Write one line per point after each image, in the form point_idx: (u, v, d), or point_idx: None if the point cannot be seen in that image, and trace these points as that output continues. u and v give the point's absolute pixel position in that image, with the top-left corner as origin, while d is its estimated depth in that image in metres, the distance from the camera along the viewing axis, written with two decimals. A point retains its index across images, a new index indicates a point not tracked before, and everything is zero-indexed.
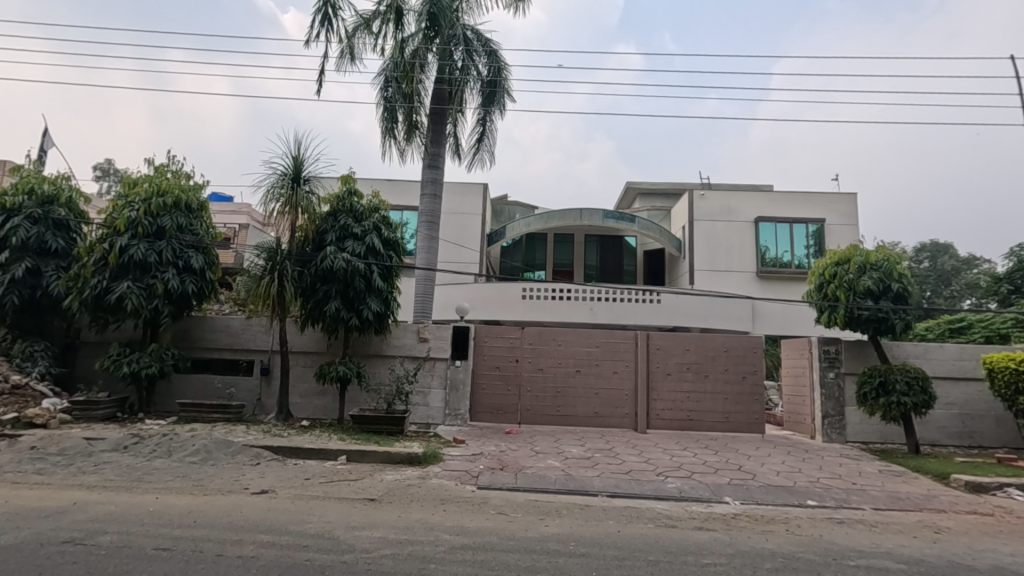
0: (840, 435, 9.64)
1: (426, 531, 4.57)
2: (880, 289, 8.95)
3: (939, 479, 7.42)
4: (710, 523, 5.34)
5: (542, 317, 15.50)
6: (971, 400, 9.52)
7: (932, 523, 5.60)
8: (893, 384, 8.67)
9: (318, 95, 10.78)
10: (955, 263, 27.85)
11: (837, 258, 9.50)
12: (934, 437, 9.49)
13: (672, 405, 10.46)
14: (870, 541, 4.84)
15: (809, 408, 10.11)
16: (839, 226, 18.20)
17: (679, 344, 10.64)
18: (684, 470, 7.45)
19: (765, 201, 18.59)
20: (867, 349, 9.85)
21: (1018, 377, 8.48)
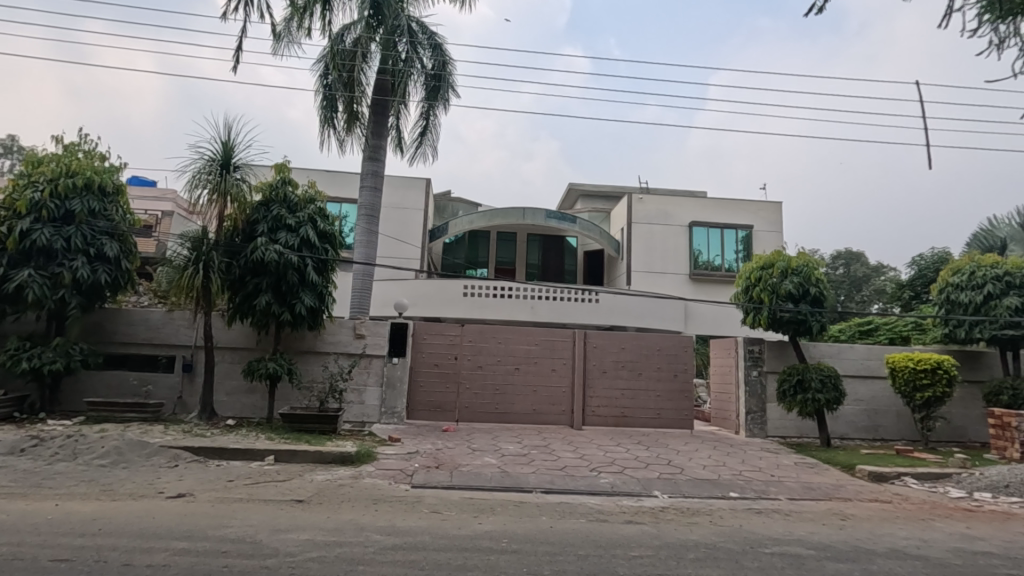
0: (761, 430, 10.22)
1: (356, 532, 4.45)
2: (799, 293, 9.54)
3: (846, 470, 8.00)
4: (640, 517, 5.51)
5: (482, 315, 15.49)
6: (876, 396, 10.34)
7: (839, 511, 6.03)
8: (809, 382, 9.26)
9: (235, 72, 7.33)
10: (866, 271, 30.12)
11: (762, 262, 10.05)
12: (844, 431, 10.24)
13: (607, 402, 10.72)
14: (784, 530, 5.15)
15: (734, 405, 10.65)
16: (766, 233, 19.24)
17: (615, 342, 10.91)
18: (616, 466, 7.66)
19: (699, 206, 19.40)
20: (786, 349, 10.47)
21: (916, 376, 9.29)
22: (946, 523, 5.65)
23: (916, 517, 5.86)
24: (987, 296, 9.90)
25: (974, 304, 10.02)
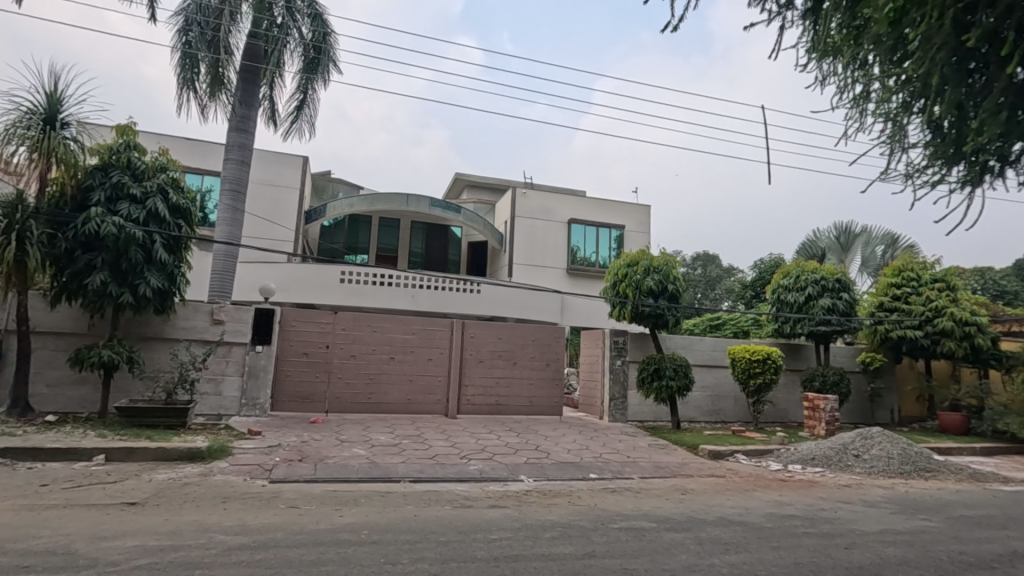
0: (622, 415, 11.03)
1: (198, 534, 4.09)
2: (659, 289, 10.43)
3: (690, 449, 8.92)
4: (504, 501, 5.69)
5: (360, 303, 14.97)
6: (719, 383, 11.62)
7: (681, 486, 6.71)
8: (664, 371, 10.15)
9: None
10: (719, 272, 33.67)
11: (628, 260, 10.80)
12: (691, 414, 11.39)
13: (482, 390, 10.91)
14: (632, 506, 5.62)
15: (600, 392, 11.38)
16: (636, 233, 20.72)
17: (492, 332, 11.10)
18: (486, 452, 7.83)
19: (578, 205, 20.34)
20: (646, 340, 11.39)
21: (751, 365, 10.59)
22: (764, 492, 6.52)
23: (742, 488, 6.70)
24: (807, 297, 11.56)
25: (798, 303, 11.65)
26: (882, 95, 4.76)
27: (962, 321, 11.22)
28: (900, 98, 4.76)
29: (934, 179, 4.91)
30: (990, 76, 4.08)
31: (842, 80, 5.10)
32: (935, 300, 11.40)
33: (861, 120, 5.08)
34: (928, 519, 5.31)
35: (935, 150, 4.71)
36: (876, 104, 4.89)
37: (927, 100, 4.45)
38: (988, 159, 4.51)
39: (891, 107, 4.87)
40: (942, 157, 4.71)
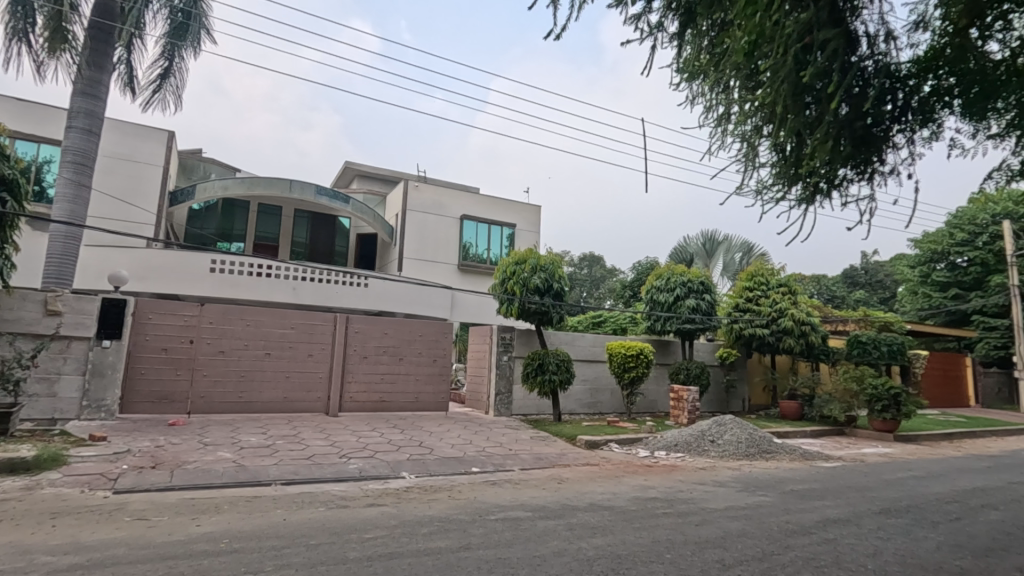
0: (507, 409, 11.30)
1: (16, 557, 3.55)
2: (544, 287, 10.81)
3: (569, 440, 9.36)
4: (382, 499, 5.57)
5: (233, 295, 13.84)
6: (598, 377, 12.30)
7: (558, 476, 7.02)
8: (547, 366, 10.54)
9: None
10: (603, 272, 35.64)
11: (517, 258, 11.06)
12: (572, 407, 11.95)
13: (366, 387, 10.58)
14: (510, 497, 5.78)
15: (486, 387, 11.55)
16: (526, 232, 21.27)
17: (378, 328, 10.80)
18: (367, 450, 7.62)
19: (471, 201, 20.40)
20: (532, 336, 11.74)
21: (626, 360, 11.34)
22: (632, 478, 7.03)
23: (613, 475, 7.17)
24: (676, 297, 12.65)
25: (668, 303, 12.71)
26: (738, 118, 5.32)
27: (799, 321, 12.86)
28: (752, 122, 5.35)
29: (777, 196, 5.59)
30: (820, 109, 4.71)
31: (708, 101, 5.62)
32: (779, 302, 12.99)
33: (722, 139, 5.64)
34: (765, 495, 6.05)
35: (779, 170, 5.36)
36: (733, 125, 5.45)
37: (773, 125, 5.05)
38: (818, 181, 5.23)
39: (745, 129, 5.46)
40: (784, 177, 5.39)
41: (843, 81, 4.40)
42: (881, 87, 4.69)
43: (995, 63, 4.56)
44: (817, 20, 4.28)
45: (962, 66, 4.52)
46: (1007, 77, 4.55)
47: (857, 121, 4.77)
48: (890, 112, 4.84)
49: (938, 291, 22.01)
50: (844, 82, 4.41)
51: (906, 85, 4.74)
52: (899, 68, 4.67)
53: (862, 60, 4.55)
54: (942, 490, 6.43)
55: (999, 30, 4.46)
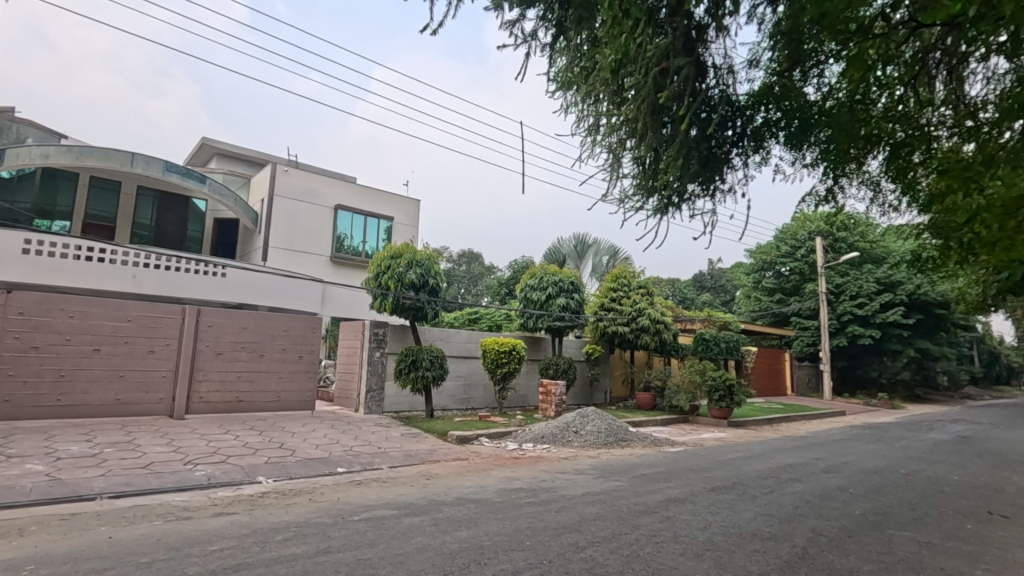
0: (378, 406, 11.01)
1: None
2: (420, 283, 10.70)
3: (440, 436, 9.38)
4: (233, 507, 5.15)
5: (53, 281, 11.87)
6: (471, 373, 12.45)
7: (426, 472, 7.01)
8: (421, 362, 10.45)
9: None
10: (482, 269, 36.07)
11: (392, 252, 10.83)
12: (445, 403, 11.97)
13: (219, 386, 9.68)
14: (376, 496, 5.66)
15: (356, 384, 11.15)
16: (404, 225, 20.87)
17: (236, 322, 9.95)
18: (218, 455, 6.99)
19: (346, 190, 19.52)
20: (406, 332, 11.57)
21: (499, 356, 11.61)
22: (499, 470, 7.24)
23: (481, 468, 7.31)
24: (547, 295, 13.25)
25: (540, 301, 13.26)
26: (606, 130, 5.70)
27: (655, 319, 14.09)
28: (617, 135, 5.77)
29: (636, 205, 6.08)
30: (674, 129, 5.21)
31: (579, 111, 5.94)
32: (639, 302, 14.13)
33: (591, 148, 6.00)
34: (618, 480, 6.57)
35: (640, 181, 5.85)
36: (601, 137, 5.82)
37: (635, 140, 5.49)
38: (671, 195, 5.78)
39: (611, 142, 5.86)
40: (643, 188, 5.87)
41: (693, 106, 4.91)
42: (723, 114, 5.32)
43: (810, 103, 5.39)
44: (673, 48, 4.74)
45: (786, 102, 5.28)
46: (818, 116, 5.40)
47: (703, 143, 5.36)
48: (730, 137, 5.52)
49: (766, 295, 25.44)
50: (694, 107, 4.93)
51: (744, 115, 5.44)
52: (738, 99, 5.33)
53: (709, 88, 5.12)
54: (761, 468, 7.46)
55: (814, 76, 5.29)
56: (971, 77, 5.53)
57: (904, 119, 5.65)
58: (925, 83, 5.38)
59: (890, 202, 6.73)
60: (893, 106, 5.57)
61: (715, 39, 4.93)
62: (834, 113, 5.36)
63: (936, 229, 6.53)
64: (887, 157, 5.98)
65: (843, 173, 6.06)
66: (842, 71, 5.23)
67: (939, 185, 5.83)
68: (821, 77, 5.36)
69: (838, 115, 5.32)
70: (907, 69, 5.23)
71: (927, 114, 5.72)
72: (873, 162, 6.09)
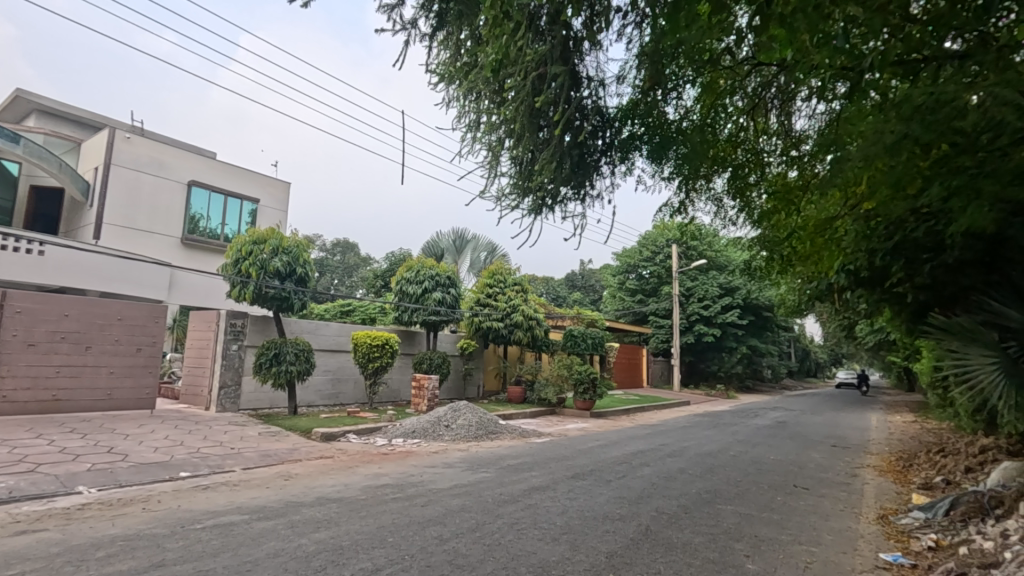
0: (233, 403, 10.12)
1: None
2: (286, 272, 10.03)
3: (304, 434, 8.88)
4: (43, 523, 4.43)
5: None
6: (340, 367, 11.93)
7: (285, 472, 6.60)
8: (284, 356, 9.80)
9: None
10: (358, 260, 34.69)
11: (255, 236, 10.01)
12: (310, 399, 11.34)
13: (30, 383, 8.25)
14: (225, 501, 5.21)
15: (207, 380, 10.15)
16: (271, 209, 19.39)
17: (55, 308, 8.55)
18: (26, 463, 5.96)
19: (203, 165, 17.63)
20: (268, 323, 10.77)
21: (371, 350, 11.26)
22: (365, 467, 7.04)
23: (346, 466, 7.05)
24: (424, 289, 13.15)
25: (416, 295, 13.12)
26: (486, 128, 5.76)
27: (528, 316, 14.59)
28: (496, 134, 5.86)
29: (513, 204, 6.21)
30: (550, 133, 5.44)
31: (461, 106, 5.93)
32: (513, 299, 14.54)
33: (471, 145, 6.03)
34: (485, 471, 6.72)
35: (516, 181, 6.00)
36: (481, 134, 5.87)
37: (513, 141, 5.63)
38: (544, 196, 5.99)
39: (491, 140, 5.93)
40: (519, 188, 6.00)
41: (567, 113, 5.16)
42: (594, 123, 5.66)
43: (669, 122, 5.86)
44: (551, 55, 4.91)
45: (648, 119, 5.75)
46: (675, 133, 5.94)
47: (575, 149, 5.64)
48: (600, 146, 5.89)
49: (629, 296, 27.56)
50: (567, 114, 5.17)
51: (612, 126, 5.83)
52: (607, 111, 5.69)
53: (583, 97, 5.41)
54: (616, 455, 8.07)
55: (673, 98, 5.83)
56: (797, 113, 6.38)
57: (743, 144, 6.42)
58: (761, 115, 6.14)
59: (730, 217, 7.61)
60: (736, 132, 6.28)
61: (590, 53, 5.22)
62: (688, 133, 5.90)
63: (765, 243, 7.52)
64: (730, 176, 6.74)
65: (694, 188, 6.72)
66: (697, 96, 5.80)
67: (769, 205, 6.67)
68: (679, 99, 5.89)
69: (692, 136, 5.85)
70: (748, 101, 5.93)
71: (762, 142, 6.52)
72: (719, 180, 6.83)
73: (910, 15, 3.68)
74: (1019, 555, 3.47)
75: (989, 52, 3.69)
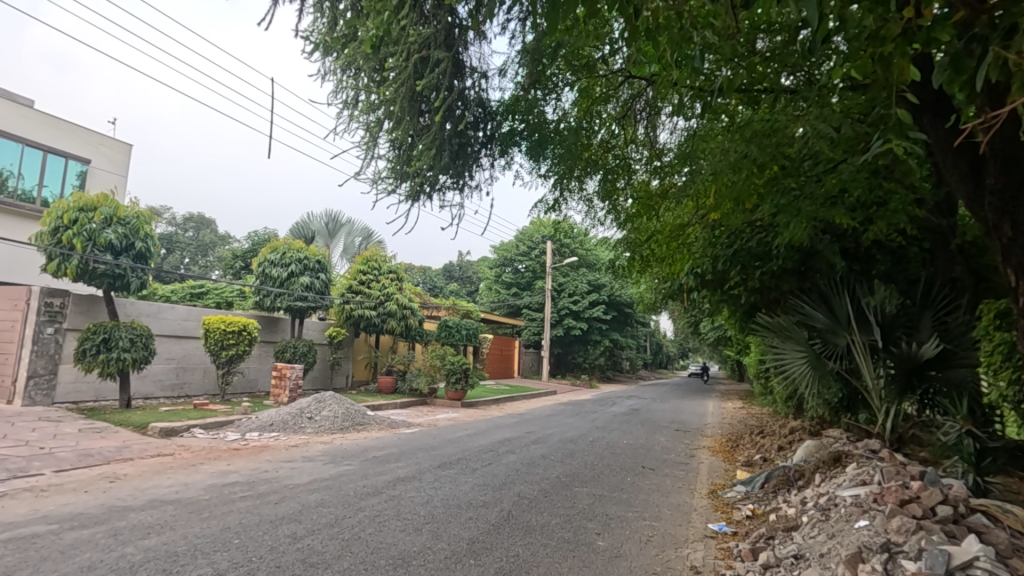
0: (46, 396, 8.65)
1: None
2: (122, 246, 8.78)
3: (138, 429, 7.86)
4: None
5: None
6: (186, 355, 10.72)
7: (110, 473, 5.79)
8: (117, 341, 8.59)
9: None
10: (214, 238, 31.49)
11: (82, 203, 8.63)
12: (148, 390, 10.05)
13: None
14: (27, 510, 4.43)
15: (11, 368, 8.56)
16: (104, 172, 16.84)
17: None
18: None
19: (13, 113, 14.75)
20: (97, 304, 9.36)
21: (225, 336, 10.30)
22: (212, 464, 6.42)
23: (188, 463, 6.37)
24: (290, 273, 12.35)
25: (281, 279, 12.27)
26: (365, 107, 5.50)
27: (402, 305, 14.33)
28: (375, 115, 5.61)
29: (390, 187, 6.02)
30: (430, 120, 5.33)
31: (337, 80, 5.60)
32: (387, 287, 14.18)
33: (346, 122, 5.72)
34: (348, 464, 6.48)
35: (394, 165, 5.80)
36: (359, 112, 5.59)
37: (392, 123, 5.43)
38: (423, 183, 5.85)
39: (369, 120, 5.68)
40: (396, 172, 5.82)
41: (448, 100, 5.10)
42: (476, 115, 5.66)
43: (547, 122, 6.11)
44: (434, 39, 4.82)
45: (528, 116, 5.90)
46: (552, 133, 6.17)
47: (455, 137, 5.58)
48: (480, 138, 5.91)
49: (505, 288, 28.25)
50: (449, 101, 5.11)
51: (494, 120, 5.87)
52: (490, 103, 5.69)
53: (466, 87, 5.38)
54: (483, 443, 8.22)
55: (552, 99, 6.04)
56: (661, 127, 6.89)
57: (614, 150, 6.83)
58: (631, 124, 6.54)
59: (599, 217, 8.07)
60: (608, 139, 6.67)
61: (474, 44, 5.21)
62: (564, 134, 6.22)
63: (628, 244, 8.09)
64: (600, 178, 7.13)
65: (567, 188, 7.04)
66: (574, 100, 6.08)
67: (633, 209, 7.18)
68: (558, 100, 6.12)
69: (567, 136, 6.24)
70: (620, 109, 6.30)
71: (630, 150, 6.97)
72: (590, 182, 7.21)
73: (754, 48, 4.11)
74: (812, 518, 4.12)
75: (813, 91, 4.24)
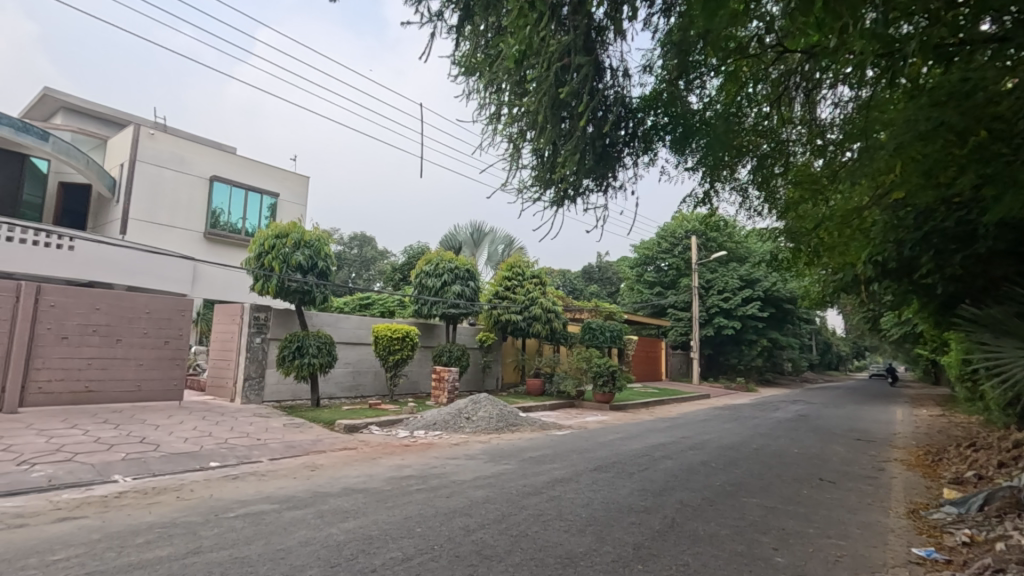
0: (258, 395, 10.30)
1: None
2: (308, 265, 10.14)
3: (327, 425, 9.00)
4: (82, 510, 4.59)
5: None
6: (360, 360, 12.04)
7: (311, 463, 6.72)
8: (307, 348, 9.91)
9: None
10: (375, 253, 35.00)
11: (277, 231, 10.11)
12: (332, 391, 11.48)
13: (63, 375, 8.57)
14: (254, 490, 5.33)
15: (232, 372, 10.34)
16: (290, 202, 19.65)
17: (85, 302, 8.83)
18: (63, 453, 6.15)
19: (223, 160, 17.86)
20: (290, 316, 10.92)
21: (391, 343, 11.37)
22: (388, 458, 7.13)
23: (369, 457, 7.16)
24: (443, 282, 13.23)
25: (435, 287, 13.21)
26: (507, 120, 5.72)
27: (546, 309, 14.61)
28: (518, 127, 5.82)
29: (534, 196, 6.20)
30: (572, 125, 5.39)
31: (481, 98, 5.92)
32: (531, 292, 14.58)
33: (491, 136, 6.00)
34: (507, 463, 6.77)
35: (538, 173, 5.96)
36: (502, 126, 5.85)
37: (534, 132, 5.60)
38: (567, 188, 5.94)
39: (512, 132, 5.91)
40: (541, 179, 5.98)
41: (590, 104, 5.13)
42: (617, 114, 5.59)
43: (692, 112, 5.85)
44: (574, 45, 4.85)
45: (672, 109, 5.70)
46: (699, 124, 5.91)
47: (598, 140, 5.59)
48: (623, 137, 5.84)
49: (647, 288, 27.42)
50: (591, 105, 5.12)
51: (635, 117, 5.76)
52: (631, 101, 5.60)
53: (606, 88, 5.35)
54: (637, 447, 8.06)
55: (697, 87, 5.77)
56: (824, 102, 6.23)
57: (769, 133, 6.32)
58: (786, 105, 6.03)
59: (755, 207, 7.51)
60: (761, 122, 6.20)
61: (613, 42, 5.15)
62: (712, 122, 5.93)
63: (789, 233, 7.41)
64: (755, 165, 6.65)
65: (718, 178, 6.66)
66: (721, 85, 5.74)
67: (793, 195, 6.56)
68: (704, 88, 5.83)
69: (715, 125, 5.93)
70: (772, 89, 5.80)
71: (786, 131, 6.42)
72: (743, 170, 6.77)
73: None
74: None
75: None
